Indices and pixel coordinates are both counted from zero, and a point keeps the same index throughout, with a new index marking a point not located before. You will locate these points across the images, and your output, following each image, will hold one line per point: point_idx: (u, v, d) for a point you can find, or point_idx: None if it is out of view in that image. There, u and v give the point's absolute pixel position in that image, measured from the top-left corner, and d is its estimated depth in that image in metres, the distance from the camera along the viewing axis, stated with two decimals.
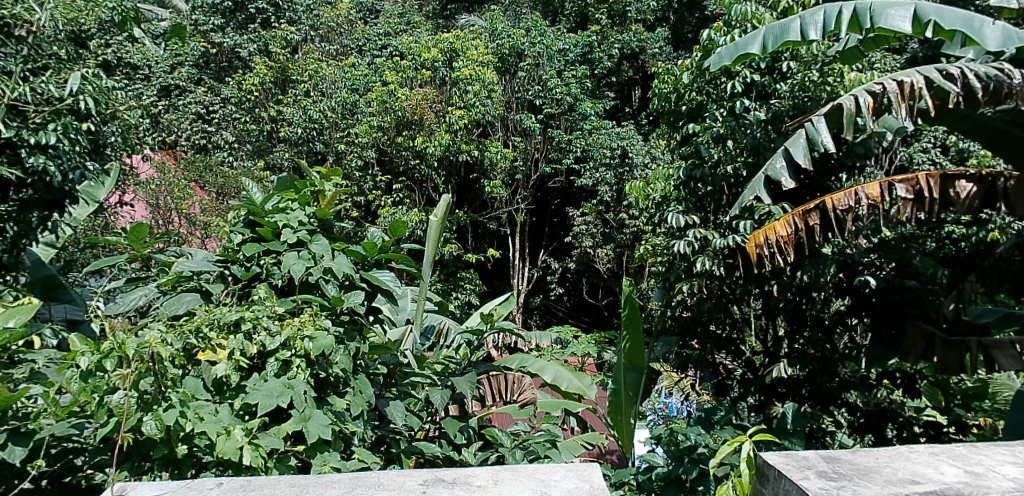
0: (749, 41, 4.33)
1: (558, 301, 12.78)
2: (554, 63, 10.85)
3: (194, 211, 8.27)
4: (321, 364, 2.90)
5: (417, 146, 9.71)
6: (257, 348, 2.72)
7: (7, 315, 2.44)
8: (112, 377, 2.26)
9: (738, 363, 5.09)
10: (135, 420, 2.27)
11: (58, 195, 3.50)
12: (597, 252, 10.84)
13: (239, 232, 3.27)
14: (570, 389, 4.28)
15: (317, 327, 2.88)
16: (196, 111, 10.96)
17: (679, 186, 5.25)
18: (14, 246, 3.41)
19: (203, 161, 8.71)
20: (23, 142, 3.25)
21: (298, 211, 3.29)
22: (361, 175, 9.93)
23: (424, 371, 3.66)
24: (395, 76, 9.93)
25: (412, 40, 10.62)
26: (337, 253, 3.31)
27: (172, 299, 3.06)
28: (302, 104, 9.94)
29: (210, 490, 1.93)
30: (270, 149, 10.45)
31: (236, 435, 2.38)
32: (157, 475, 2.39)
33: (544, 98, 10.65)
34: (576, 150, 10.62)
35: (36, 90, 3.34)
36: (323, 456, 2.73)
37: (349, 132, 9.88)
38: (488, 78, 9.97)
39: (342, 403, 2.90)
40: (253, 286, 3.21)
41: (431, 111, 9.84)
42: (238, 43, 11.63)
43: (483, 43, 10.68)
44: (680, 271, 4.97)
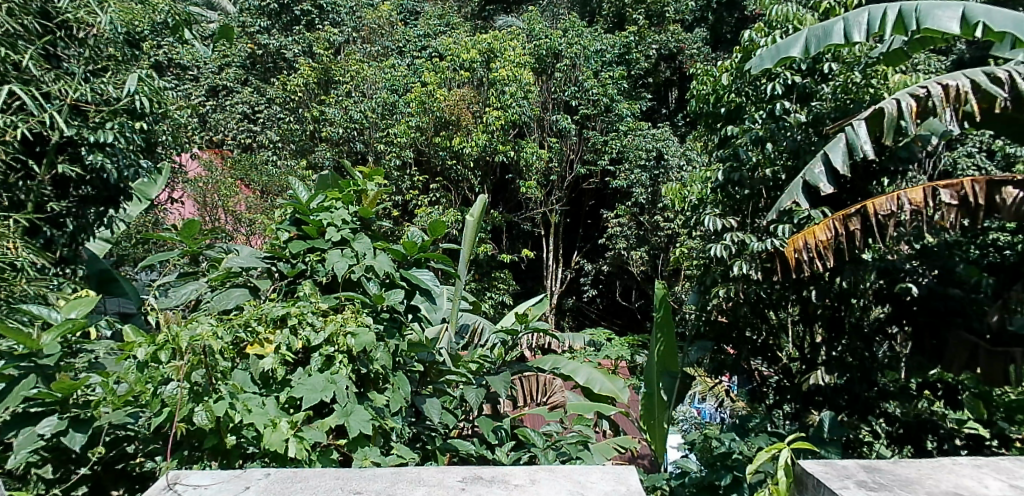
0: (790, 44, 4.31)
1: (591, 303, 12.81)
2: (591, 64, 10.82)
3: (240, 208, 8.44)
4: (362, 360, 2.97)
5: (455, 146, 9.84)
6: (302, 343, 2.80)
7: (70, 306, 2.51)
8: (166, 368, 2.33)
9: (774, 369, 5.06)
10: (187, 410, 2.33)
11: (113, 192, 3.65)
12: (631, 255, 10.83)
13: (285, 230, 3.36)
14: (603, 392, 4.29)
15: (359, 324, 2.93)
16: (243, 110, 11.25)
17: (716, 188, 5.19)
18: (74, 241, 3.53)
19: (249, 160, 8.83)
20: (83, 141, 3.37)
21: (341, 210, 3.34)
22: (400, 175, 10.07)
23: (460, 370, 3.69)
24: (433, 77, 10.00)
25: (451, 41, 10.70)
26: (378, 251, 3.35)
27: (220, 294, 3.14)
28: (344, 105, 10.07)
29: (259, 480, 2.00)
30: (312, 149, 10.61)
31: (282, 428, 2.44)
32: (207, 464, 2.46)
33: (581, 99, 10.64)
34: (612, 151, 10.57)
35: (96, 91, 3.45)
36: (363, 450, 2.77)
37: (388, 132, 10.00)
38: (524, 79, 10.01)
39: (382, 399, 2.95)
40: (298, 283, 3.29)
41: (468, 112, 9.94)
42: (282, 44, 11.82)
43: (520, 44, 10.73)
44: (716, 275, 4.94)
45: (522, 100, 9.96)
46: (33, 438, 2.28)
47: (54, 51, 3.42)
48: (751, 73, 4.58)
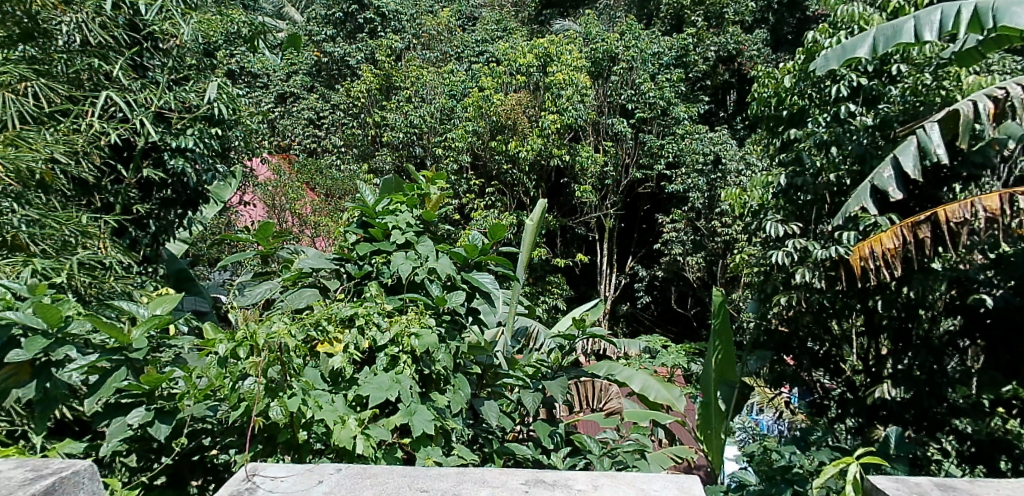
0: (857, 44, 4.22)
1: (645, 309, 12.71)
2: (648, 67, 10.72)
3: (307, 211, 8.67)
4: (425, 361, 3.03)
5: (511, 150, 9.91)
6: (369, 342, 2.88)
7: (156, 303, 2.57)
8: (245, 364, 2.44)
9: (837, 382, 4.98)
10: (263, 404, 2.41)
11: (193, 194, 3.84)
12: (686, 260, 10.75)
13: (353, 232, 3.46)
14: (658, 400, 4.23)
15: (423, 325, 2.99)
16: (309, 117, 11.64)
17: (777, 193, 5.10)
18: (156, 241, 3.73)
19: (314, 164, 9.07)
20: (166, 146, 3.55)
21: (406, 213, 3.42)
22: (457, 179, 10.24)
23: (517, 373, 3.68)
24: (490, 82, 10.11)
25: (508, 46, 10.76)
26: (440, 253, 3.40)
27: (293, 294, 3.25)
28: (404, 111, 10.26)
29: (331, 475, 2.05)
30: (373, 154, 10.86)
31: (350, 425, 2.50)
32: (280, 458, 2.55)
33: (637, 103, 10.58)
34: (668, 155, 10.45)
35: (178, 98, 3.61)
36: (425, 450, 2.80)
37: (445, 137, 10.16)
38: (581, 82, 9.99)
39: (444, 399, 2.99)
40: (365, 284, 3.38)
41: (524, 116, 10.02)
42: (347, 52, 12.16)
43: (577, 48, 10.72)
44: (777, 283, 4.86)
45: (579, 103, 9.92)
46: (122, 428, 2.36)
47: (142, 61, 3.59)
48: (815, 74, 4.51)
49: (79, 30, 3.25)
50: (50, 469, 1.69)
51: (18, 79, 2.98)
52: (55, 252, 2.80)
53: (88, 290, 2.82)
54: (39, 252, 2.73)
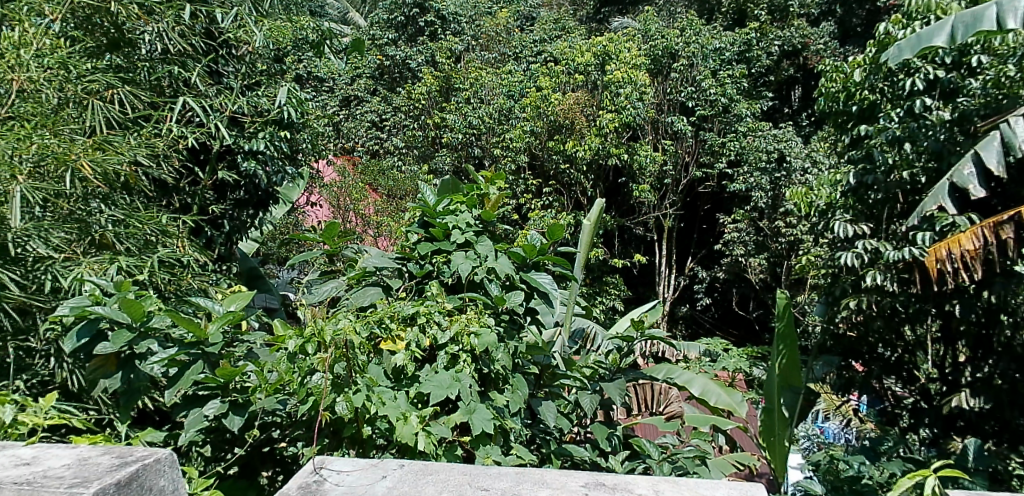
0: (933, 33, 4.08)
1: (705, 312, 12.52)
2: (709, 63, 10.48)
3: (369, 212, 8.85)
4: (484, 360, 3.06)
5: (568, 150, 9.91)
6: (430, 341, 2.92)
7: (230, 300, 2.68)
8: (313, 359, 2.52)
9: (910, 390, 4.80)
10: (329, 399, 2.48)
11: (263, 195, 4.10)
12: (749, 261, 10.52)
13: (414, 232, 3.52)
14: (719, 405, 4.19)
15: (482, 324, 3.02)
16: (371, 119, 11.91)
17: (847, 192, 4.97)
18: (229, 240, 3.97)
19: (377, 165, 9.23)
20: (240, 149, 3.77)
21: (465, 213, 3.46)
22: (515, 179, 10.30)
23: (575, 374, 3.67)
24: (548, 82, 10.12)
25: (567, 45, 10.73)
26: (499, 253, 3.43)
27: (358, 292, 3.33)
28: (463, 111, 10.38)
29: (394, 470, 2.09)
30: (433, 155, 11.02)
31: (412, 421, 2.54)
32: (346, 452, 2.62)
33: (698, 100, 10.39)
34: (730, 153, 10.26)
35: (251, 103, 3.78)
36: (485, 449, 2.83)
37: (504, 137, 10.23)
38: (640, 80, 9.88)
39: (503, 399, 3.02)
40: (426, 283, 3.44)
41: (582, 115, 9.94)
42: (408, 55, 12.39)
43: (636, 45, 10.60)
44: (846, 286, 4.76)
45: (638, 101, 9.81)
46: (199, 419, 2.46)
47: (217, 68, 3.78)
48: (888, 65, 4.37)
49: (160, 39, 3.39)
50: (134, 456, 1.77)
51: (104, 87, 3.10)
52: (138, 250, 2.94)
53: (167, 287, 2.97)
54: (124, 250, 2.85)
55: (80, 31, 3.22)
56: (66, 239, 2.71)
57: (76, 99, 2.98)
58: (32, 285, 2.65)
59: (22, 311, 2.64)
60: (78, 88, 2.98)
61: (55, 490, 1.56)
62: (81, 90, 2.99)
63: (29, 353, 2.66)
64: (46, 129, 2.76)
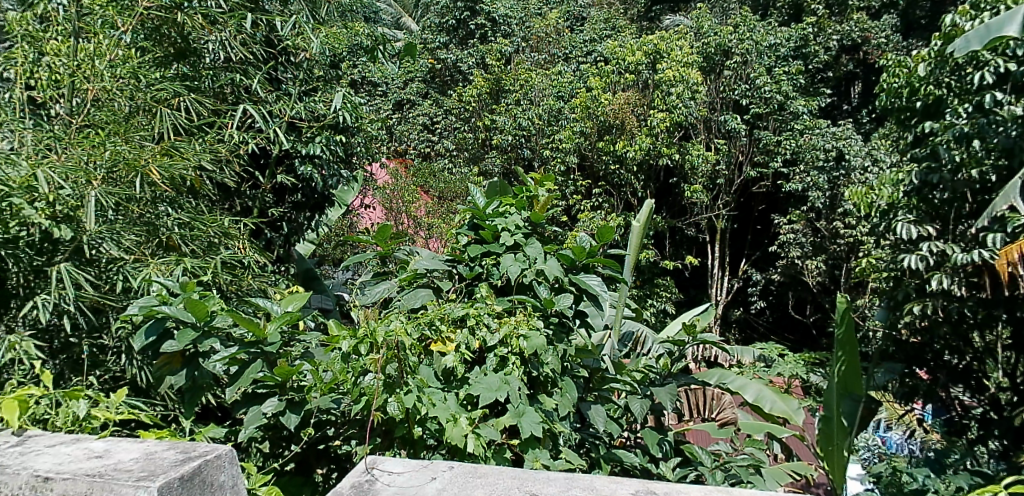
0: (1003, 22, 3.87)
1: (759, 315, 12.30)
2: (764, 60, 10.27)
3: (421, 214, 8.96)
4: (533, 363, 3.07)
5: (618, 150, 9.83)
6: (479, 343, 2.94)
7: (287, 300, 2.73)
8: (365, 360, 2.57)
9: (979, 400, 4.63)
10: (381, 399, 2.54)
11: (319, 198, 4.23)
12: (805, 263, 10.27)
13: (464, 234, 3.55)
14: (774, 411, 4.07)
15: (531, 326, 3.02)
16: (424, 122, 12.08)
17: (910, 192, 4.83)
18: (288, 241, 4.15)
19: (429, 168, 9.36)
20: (297, 153, 3.90)
21: (515, 215, 3.46)
22: (564, 180, 10.29)
23: (625, 378, 3.67)
24: (599, 82, 10.06)
25: (617, 45, 10.66)
26: (548, 255, 3.43)
27: (409, 293, 3.38)
28: (513, 113, 10.43)
29: (444, 472, 2.12)
30: (483, 157, 11.09)
31: (461, 423, 2.56)
32: (397, 453, 2.67)
33: (752, 98, 10.19)
34: (786, 152, 10.03)
35: (308, 109, 3.88)
36: (534, 452, 2.84)
37: (553, 137, 10.25)
38: (692, 79, 9.73)
39: (552, 403, 3.03)
40: (476, 285, 3.46)
41: (633, 115, 9.90)
42: (459, 58, 12.54)
43: (688, 43, 10.45)
44: (910, 290, 4.65)
45: (689, 100, 9.67)
46: (258, 416, 2.54)
47: (276, 74, 3.94)
48: (956, 56, 4.21)
49: (223, 48, 3.51)
50: (197, 451, 1.84)
51: (172, 95, 3.24)
52: (202, 252, 3.07)
53: (229, 287, 3.09)
54: (189, 252, 3.01)
55: (149, 42, 3.37)
56: (136, 241, 2.84)
57: (146, 107, 3.13)
58: (104, 285, 2.77)
59: (95, 309, 2.78)
60: (147, 96, 3.13)
61: (124, 482, 1.63)
62: (150, 99, 3.13)
63: (103, 350, 2.81)
64: (118, 136, 2.89)
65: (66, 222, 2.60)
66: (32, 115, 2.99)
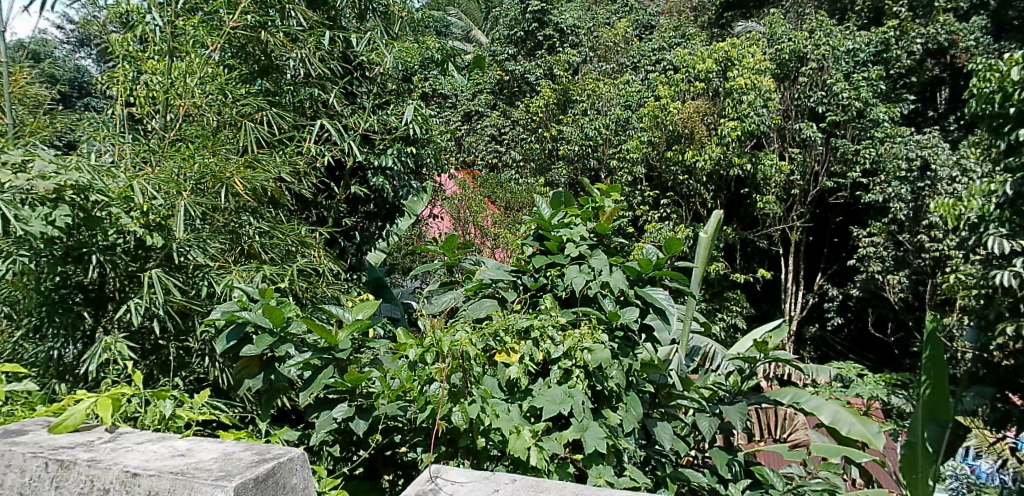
0: None
1: (836, 333, 11.86)
2: (842, 65, 9.90)
3: (488, 224, 9.06)
4: (597, 377, 3.04)
5: (688, 160, 9.68)
6: (543, 355, 2.94)
7: (357, 308, 2.79)
8: (430, 369, 2.61)
9: None
10: (446, 409, 2.57)
11: (390, 208, 4.35)
12: (886, 278, 9.86)
13: (529, 245, 3.57)
14: (852, 435, 3.93)
15: (596, 340, 3.00)
16: (492, 133, 12.37)
17: (1002, 204, 4.54)
18: (360, 251, 4.29)
19: (496, 178, 9.46)
20: (371, 165, 4.04)
21: (580, 227, 3.45)
22: (631, 190, 10.21)
23: (692, 395, 3.59)
24: (667, 91, 9.93)
25: (687, 53, 10.49)
26: (613, 267, 3.37)
27: (475, 304, 3.43)
28: (580, 123, 10.45)
29: (507, 484, 2.13)
30: (549, 168, 11.14)
31: (525, 436, 2.58)
32: (461, 462, 2.72)
33: (829, 104, 9.88)
34: (865, 161, 9.66)
35: (381, 121, 3.98)
36: (598, 468, 2.83)
37: (621, 147, 10.20)
38: (764, 86, 9.47)
39: (616, 418, 3.01)
40: (541, 296, 3.48)
41: (702, 124, 9.69)
42: (527, 69, 12.68)
43: (761, 49, 10.20)
44: (1003, 310, 4.55)
45: (761, 108, 9.42)
46: (329, 421, 2.63)
47: (353, 89, 4.10)
48: None
49: (304, 65, 3.65)
50: (271, 454, 1.92)
51: (256, 110, 3.39)
52: (281, 260, 3.21)
53: (305, 294, 3.23)
54: (268, 259, 3.16)
55: (236, 60, 3.54)
56: (221, 249, 3.00)
57: (232, 121, 3.30)
58: (191, 290, 2.92)
59: (182, 313, 2.93)
60: (234, 111, 3.28)
61: (203, 481, 1.72)
62: (236, 113, 3.29)
63: (188, 352, 2.96)
64: (207, 149, 3.06)
65: (157, 230, 2.75)
66: (133, 130, 3.27)
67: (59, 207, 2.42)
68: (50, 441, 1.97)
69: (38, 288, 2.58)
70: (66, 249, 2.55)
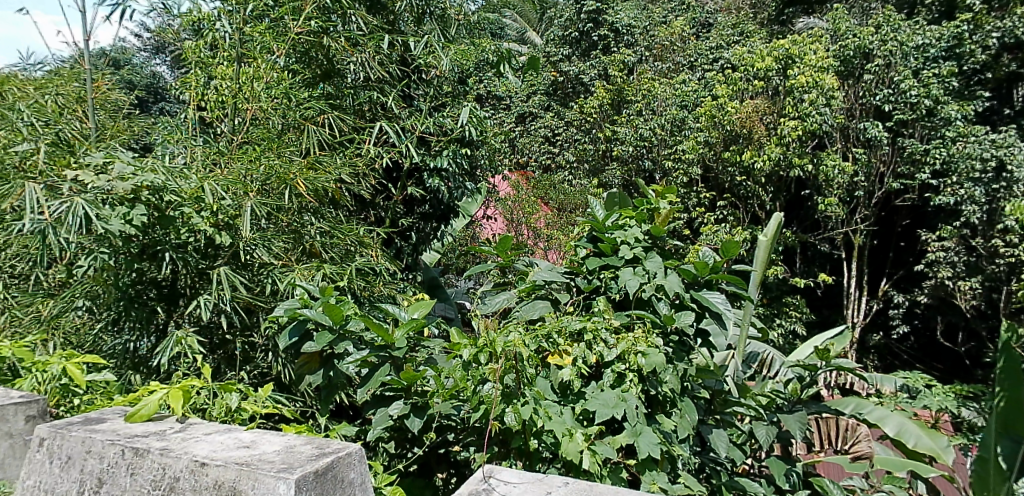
0: None
1: (902, 342, 11.43)
2: (910, 62, 9.53)
3: (540, 225, 9.08)
4: (651, 382, 3.03)
5: (745, 161, 9.51)
6: (596, 358, 2.93)
7: (413, 307, 2.83)
8: (484, 369, 2.63)
9: None
10: (499, 409, 2.59)
11: (444, 209, 4.41)
12: (957, 285, 9.48)
13: (583, 246, 3.56)
14: (919, 448, 3.78)
15: (650, 344, 2.97)
16: (544, 134, 12.75)
17: None
18: (416, 251, 4.37)
19: (549, 180, 9.44)
20: (427, 167, 4.10)
21: (635, 228, 3.41)
22: (687, 191, 10.08)
23: (749, 402, 3.53)
24: (725, 90, 9.74)
25: (746, 51, 10.25)
26: (669, 269, 3.33)
27: (528, 305, 3.43)
28: (635, 124, 10.38)
29: (559, 487, 2.14)
30: (603, 169, 11.13)
31: (578, 439, 2.58)
32: (514, 463, 2.74)
33: (896, 103, 9.57)
34: (935, 162, 9.28)
35: (437, 123, 4.03)
36: (652, 474, 2.82)
37: (676, 148, 10.08)
38: (827, 84, 9.16)
39: (671, 424, 2.98)
40: (594, 298, 3.46)
41: (761, 123, 9.47)
42: (582, 70, 12.66)
43: (823, 46, 9.90)
44: None
45: (824, 107, 9.12)
46: (385, 418, 2.68)
47: (410, 91, 4.17)
48: None
49: (364, 69, 3.74)
50: (330, 448, 1.97)
51: (318, 113, 3.49)
52: (340, 259, 3.30)
53: (363, 293, 3.30)
54: (328, 259, 3.25)
55: (300, 65, 3.65)
56: (284, 248, 3.10)
57: (296, 125, 3.40)
58: (256, 287, 3.02)
59: (247, 309, 3.04)
60: (298, 114, 3.39)
61: (267, 473, 1.78)
62: (300, 116, 3.40)
63: (253, 347, 3.07)
64: (272, 151, 3.16)
65: (226, 230, 2.85)
66: (203, 134, 3.42)
67: (136, 206, 2.56)
68: (126, 429, 2.08)
69: (116, 284, 2.73)
70: (142, 247, 2.67)
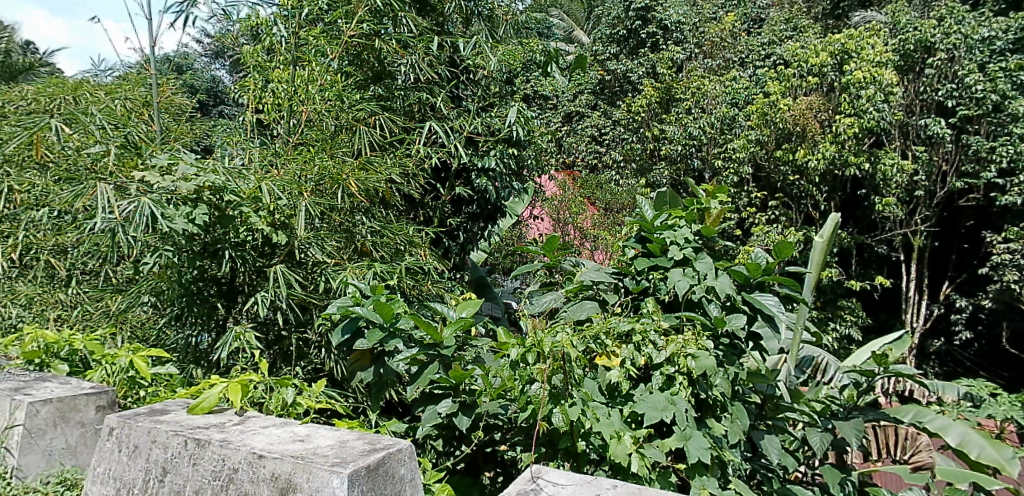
0: None
1: (965, 348, 11.01)
2: (976, 53, 9.15)
3: (587, 225, 9.05)
4: (701, 385, 2.98)
5: (799, 160, 9.30)
6: (645, 360, 2.90)
7: (461, 305, 2.85)
8: (532, 369, 2.64)
9: None
10: (547, 410, 2.59)
11: (492, 209, 4.44)
12: None
13: (632, 247, 3.53)
14: (982, 459, 3.64)
15: (700, 346, 2.94)
16: (591, 133, 12.69)
17: None
18: (464, 250, 4.40)
19: (596, 179, 9.39)
20: (475, 167, 4.13)
21: (685, 228, 3.36)
22: (737, 191, 9.91)
23: (802, 408, 3.45)
24: (778, 86, 9.53)
25: (799, 46, 10.01)
26: (720, 271, 3.28)
27: (575, 305, 3.42)
28: (683, 122, 10.26)
29: (607, 490, 2.14)
30: (651, 168, 11.04)
31: (626, 442, 2.58)
32: (561, 463, 2.74)
33: (960, 98, 9.21)
34: (1001, 160, 8.91)
35: (485, 123, 4.06)
36: (701, 479, 2.79)
37: (726, 147, 9.92)
38: (885, 79, 8.86)
39: (721, 428, 2.94)
40: (642, 299, 3.43)
41: (815, 121, 9.23)
42: (629, 68, 12.56)
43: (882, 41, 9.59)
44: None
45: (882, 103, 8.84)
46: (434, 415, 2.71)
47: (458, 92, 4.21)
48: None
49: (414, 69, 3.79)
50: (382, 444, 2.01)
51: (370, 114, 3.55)
52: (390, 258, 3.35)
53: (412, 291, 3.34)
54: (379, 257, 3.30)
55: (353, 67, 3.71)
56: (336, 247, 3.17)
57: (348, 125, 3.46)
58: (310, 285, 3.09)
59: (301, 307, 3.11)
60: (350, 115, 3.45)
61: (321, 467, 1.82)
62: (352, 117, 3.46)
63: (306, 343, 3.15)
64: (326, 152, 3.23)
65: (282, 229, 2.93)
66: (261, 134, 3.52)
67: (198, 206, 2.65)
68: (189, 420, 2.16)
69: (179, 280, 2.82)
70: (204, 245, 2.76)
